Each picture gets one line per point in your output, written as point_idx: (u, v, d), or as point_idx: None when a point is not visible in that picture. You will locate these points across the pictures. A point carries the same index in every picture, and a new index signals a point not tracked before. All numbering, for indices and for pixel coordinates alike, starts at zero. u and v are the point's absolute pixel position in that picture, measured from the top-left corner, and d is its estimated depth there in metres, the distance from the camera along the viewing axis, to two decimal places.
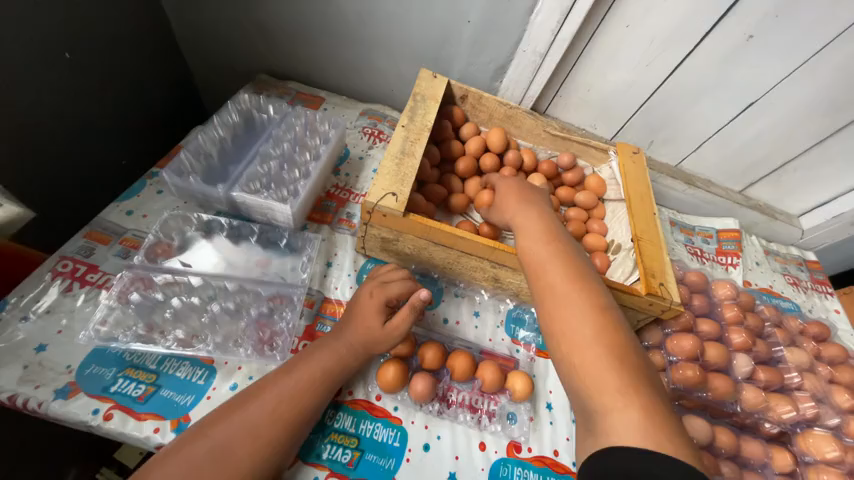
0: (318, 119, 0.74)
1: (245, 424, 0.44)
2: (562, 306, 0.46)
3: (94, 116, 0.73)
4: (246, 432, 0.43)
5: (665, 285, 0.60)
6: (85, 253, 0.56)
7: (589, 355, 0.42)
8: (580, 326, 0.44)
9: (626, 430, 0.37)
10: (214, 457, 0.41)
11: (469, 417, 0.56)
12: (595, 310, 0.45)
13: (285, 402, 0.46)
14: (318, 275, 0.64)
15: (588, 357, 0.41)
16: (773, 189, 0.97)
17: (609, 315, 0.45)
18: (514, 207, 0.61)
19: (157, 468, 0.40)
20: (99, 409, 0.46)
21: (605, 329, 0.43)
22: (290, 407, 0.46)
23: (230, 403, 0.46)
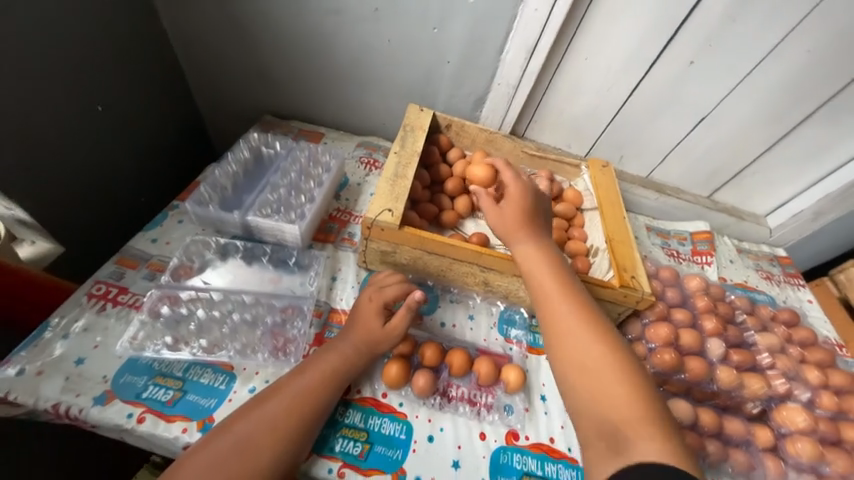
0: (320, 151, 0.83)
1: (264, 420, 0.49)
2: (570, 336, 0.52)
3: (119, 159, 0.83)
4: (265, 427, 0.48)
5: (636, 277, 0.68)
6: (116, 277, 0.62)
7: (601, 378, 0.48)
8: (591, 354, 0.50)
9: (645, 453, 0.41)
10: (237, 451, 0.46)
11: (469, 409, 0.61)
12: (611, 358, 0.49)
13: (299, 399, 0.51)
14: (324, 288, 0.70)
15: (618, 406, 0.45)
16: (737, 192, 1.06)
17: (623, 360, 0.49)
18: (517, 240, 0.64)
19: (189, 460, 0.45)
20: (133, 413, 0.51)
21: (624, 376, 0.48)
22: (303, 405, 0.51)
23: (249, 402, 0.51)
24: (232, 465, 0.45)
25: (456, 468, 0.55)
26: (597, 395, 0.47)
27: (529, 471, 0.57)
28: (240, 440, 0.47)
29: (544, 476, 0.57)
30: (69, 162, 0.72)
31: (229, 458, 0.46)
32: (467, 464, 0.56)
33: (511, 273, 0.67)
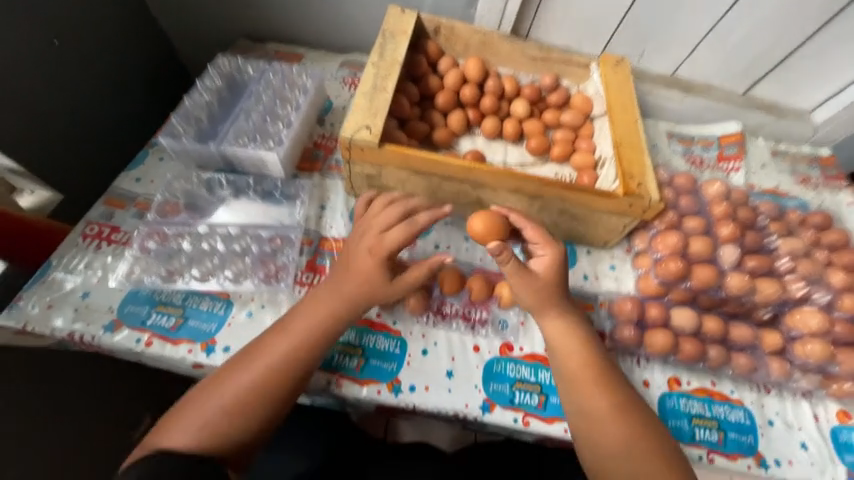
0: (295, 72, 0.76)
1: (249, 381, 0.47)
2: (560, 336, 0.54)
3: (98, 101, 0.78)
4: (250, 386, 0.46)
5: (644, 184, 0.62)
6: (107, 218, 0.63)
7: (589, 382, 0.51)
8: (582, 359, 0.53)
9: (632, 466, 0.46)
10: (225, 411, 0.45)
11: (463, 325, 0.62)
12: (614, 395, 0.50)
13: (284, 358, 0.48)
14: (313, 217, 0.69)
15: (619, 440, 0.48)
16: (780, 85, 0.91)
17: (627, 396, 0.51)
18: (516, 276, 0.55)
19: (199, 399, 0.46)
20: (141, 338, 0.54)
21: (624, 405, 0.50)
22: (289, 363, 0.48)
23: (232, 361, 0.49)
24: (222, 425, 0.44)
25: (449, 377, 0.57)
26: (586, 396, 0.50)
27: (523, 378, 0.59)
28: (227, 401, 0.45)
29: (537, 382, 0.59)
30: (43, 105, 0.68)
31: (217, 418, 0.44)
32: (461, 374, 0.58)
33: (505, 189, 0.63)
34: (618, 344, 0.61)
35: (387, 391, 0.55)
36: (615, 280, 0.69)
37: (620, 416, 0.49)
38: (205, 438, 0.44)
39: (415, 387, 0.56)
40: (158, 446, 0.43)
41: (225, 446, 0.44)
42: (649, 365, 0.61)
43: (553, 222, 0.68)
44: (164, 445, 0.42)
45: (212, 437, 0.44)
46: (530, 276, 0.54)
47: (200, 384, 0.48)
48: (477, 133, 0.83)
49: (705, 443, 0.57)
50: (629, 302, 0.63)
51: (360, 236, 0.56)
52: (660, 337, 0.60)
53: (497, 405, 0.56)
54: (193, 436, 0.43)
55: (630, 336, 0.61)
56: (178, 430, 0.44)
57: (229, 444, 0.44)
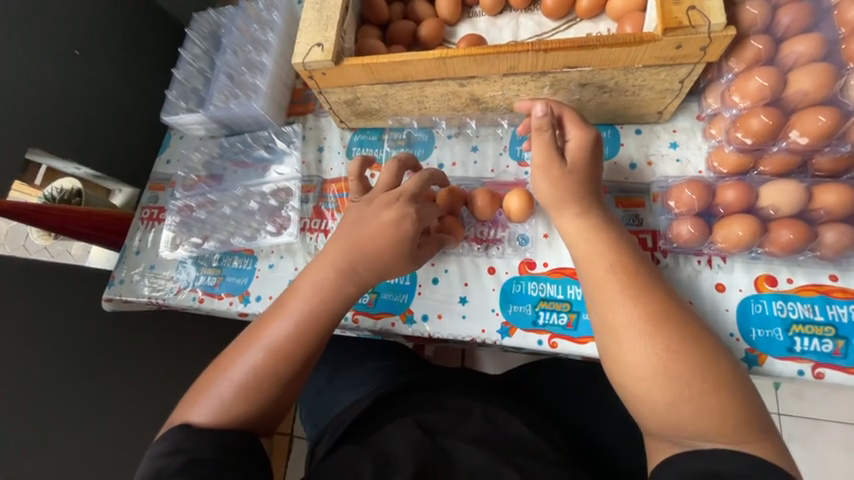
0: (263, 7, 0.70)
1: (255, 362, 0.45)
2: (575, 241, 0.48)
3: (135, 96, 0.85)
4: (257, 368, 0.44)
5: (700, 7, 0.42)
6: (153, 201, 0.72)
7: (613, 296, 0.43)
8: (602, 271, 0.45)
9: (669, 404, 0.38)
10: (237, 392, 0.44)
11: (475, 247, 0.56)
12: (653, 312, 0.41)
13: (288, 339, 0.46)
14: (313, 162, 0.67)
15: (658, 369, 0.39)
16: None
17: (672, 313, 0.41)
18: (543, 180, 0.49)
19: (219, 375, 0.45)
20: (196, 296, 0.64)
21: (661, 324, 0.41)
22: (308, 330, 0.46)
23: (239, 343, 0.47)
24: (236, 406, 0.43)
25: (463, 304, 0.54)
26: (607, 315, 0.43)
27: (547, 297, 0.52)
28: (238, 381, 0.44)
29: (565, 300, 0.51)
30: (88, 113, 0.77)
31: (230, 399, 0.44)
32: (476, 299, 0.54)
33: (498, 73, 0.50)
34: (675, 245, 0.47)
35: (401, 323, 0.55)
36: (677, 161, 0.51)
37: (652, 337, 0.40)
38: (220, 419, 0.43)
39: (428, 317, 0.54)
40: (181, 424, 0.43)
41: (245, 422, 0.44)
42: (726, 265, 0.46)
43: (576, 102, 0.53)
44: (185, 422, 0.43)
45: (229, 413, 0.43)
46: (555, 166, 0.48)
47: (213, 363, 0.47)
48: (477, 13, 0.66)
49: (808, 355, 0.42)
50: (690, 187, 0.47)
51: (368, 206, 0.51)
52: (736, 227, 0.44)
53: (517, 328, 0.51)
54: (211, 415, 0.43)
55: (692, 233, 0.46)
56: (198, 409, 0.44)
57: (243, 421, 0.43)
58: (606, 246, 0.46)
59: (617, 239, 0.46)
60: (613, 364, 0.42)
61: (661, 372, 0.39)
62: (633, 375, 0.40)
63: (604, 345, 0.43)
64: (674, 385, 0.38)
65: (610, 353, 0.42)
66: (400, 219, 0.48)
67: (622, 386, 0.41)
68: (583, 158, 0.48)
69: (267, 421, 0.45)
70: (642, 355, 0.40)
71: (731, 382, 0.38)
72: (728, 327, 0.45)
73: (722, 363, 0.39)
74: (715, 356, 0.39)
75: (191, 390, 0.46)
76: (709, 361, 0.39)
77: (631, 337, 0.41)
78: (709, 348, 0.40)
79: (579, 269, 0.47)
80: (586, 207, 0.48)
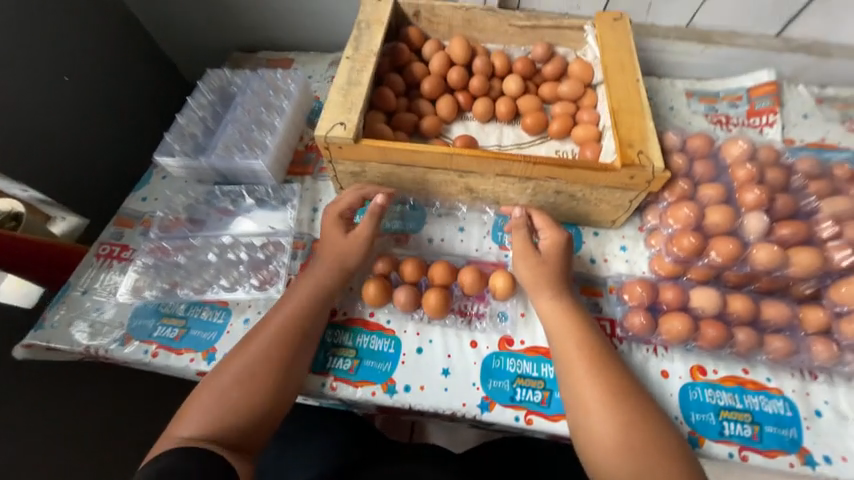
0: (280, 77, 0.76)
1: (243, 374, 0.50)
2: (549, 321, 0.54)
3: (116, 128, 0.83)
4: (244, 378, 0.50)
5: (646, 152, 0.55)
6: (117, 237, 0.67)
7: (582, 374, 0.49)
8: (573, 349, 0.51)
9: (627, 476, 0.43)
10: (227, 404, 0.48)
11: (459, 320, 0.59)
12: (614, 389, 0.47)
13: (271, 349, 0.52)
14: (306, 220, 0.69)
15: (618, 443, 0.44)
16: (822, 19, 0.78)
17: (628, 390, 0.48)
18: (524, 267, 0.57)
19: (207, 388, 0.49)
20: (148, 350, 0.57)
21: (620, 400, 0.47)
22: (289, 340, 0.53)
23: (226, 360, 0.52)
24: (224, 417, 0.48)
25: (445, 376, 0.56)
26: (579, 394, 0.48)
27: (524, 374, 0.55)
28: (227, 391, 0.49)
29: (540, 378, 0.55)
30: (58, 137, 0.73)
31: (218, 411, 0.48)
32: (458, 371, 0.56)
33: (493, 173, 0.59)
34: (629, 333, 0.56)
35: (382, 392, 0.55)
36: (626, 261, 0.62)
37: (613, 412, 0.46)
38: (208, 430, 0.46)
39: (410, 387, 0.55)
40: (170, 441, 0.46)
41: (230, 441, 0.47)
42: (668, 355, 0.55)
43: (550, 204, 0.63)
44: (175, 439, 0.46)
45: (214, 427, 0.47)
46: (533, 258, 0.56)
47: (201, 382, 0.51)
48: (469, 118, 0.78)
49: (735, 438, 0.50)
50: (640, 285, 0.57)
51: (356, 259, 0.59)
52: (676, 323, 0.54)
53: (496, 403, 0.54)
54: (197, 427, 0.47)
55: (643, 323, 0.55)
56: (186, 424, 0.47)
57: (226, 436, 0.47)
58: (578, 328, 0.52)
59: (586, 322, 0.53)
60: (582, 438, 0.47)
61: (623, 447, 0.44)
62: (599, 449, 0.45)
63: (575, 421, 0.48)
64: (633, 456, 0.44)
65: (579, 428, 0.47)
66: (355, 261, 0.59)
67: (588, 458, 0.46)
68: (556, 253, 0.57)
69: (251, 434, 0.48)
70: (605, 427, 0.45)
71: (682, 461, 0.44)
72: (673, 410, 0.52)
73: (666, 431, 0.46)
74: (663, 425, 0.46)
75: (180, 410, 0.49)
76: (659, 432, 0.46)
77: (598, 414, 0.46)
78: (658, 422, 0.46)
79: (552, 346, 0.53)
80: (559, 292, 0.55)
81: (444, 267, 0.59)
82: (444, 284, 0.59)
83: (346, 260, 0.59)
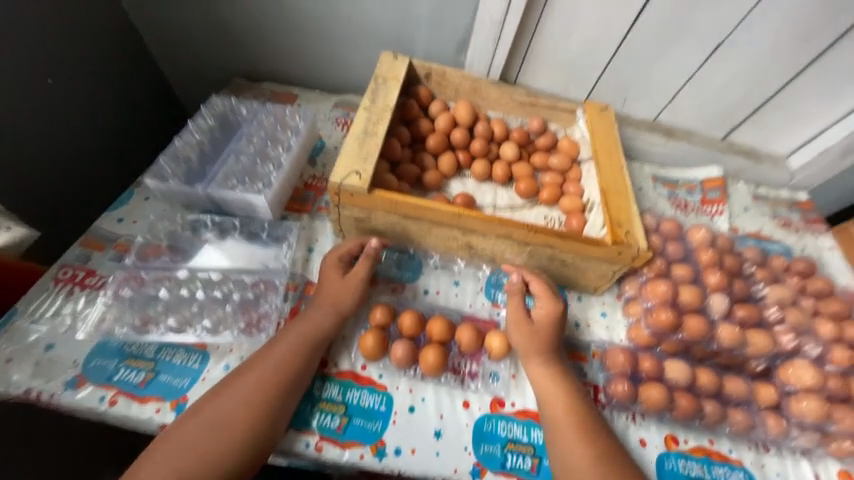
0: (288, 114, 0.76)
1: (215, 421, 0.47)
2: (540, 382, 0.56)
3: (90, 137, 0.77)
4: (215, 427, 0.47)
5: (632, 232, 0.62)
6: (83, 260, 0.60)
7: (570, 433, 0.52)
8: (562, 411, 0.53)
9: None
10: (193, 454, 0.45)
11: (452, 378, 0.59)
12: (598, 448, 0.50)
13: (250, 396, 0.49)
14: (300, 260, 0.67)
15: None
16: (757, 131, 0.94)
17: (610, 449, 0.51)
18: (519, 335, 0.59)
19: (174, 434, 0.46)
20: (106, 396, 0.50)
21: (603, 459, 0.50)
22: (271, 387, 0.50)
23: (195, 405, 0.49)
24: (188, 469, 0.44)
25: (437, 438, 0.54)
26: (566, 455, 0.50)
27: (514, 438, 0.56)
28: (195, 440, 0.46)
29: (530, 443, 0.56)
30: (27, 141, 0.66)
31: (183, 462, 0.44)
32: (449, 433, 0.55)
33: (495, 235, 0.62)
34: (613, 399, 0.59)
35: (371, 455, 0.52)
36: (606, 328, 0.67)
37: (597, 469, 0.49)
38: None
39: (401, 450, 0.53)
40: None
41: None
42: (645, 424, 0.58)
43: (542, 268, 0.67)
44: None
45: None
46: (527, 327, 0.59)
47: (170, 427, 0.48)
48: (467, 176, 0.83)
49: None
50: (621, 354, 0.61)
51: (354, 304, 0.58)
52: (654, 392, 0.58)
53: (487, 470, 0.53)
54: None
55: (625, 391, 0.58)
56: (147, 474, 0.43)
57: None
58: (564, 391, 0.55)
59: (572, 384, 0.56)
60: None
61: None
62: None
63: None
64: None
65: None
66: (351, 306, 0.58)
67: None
68: (549, 324, 0.59)
69: None
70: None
71: None
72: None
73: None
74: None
75: (141, 456, 0.45)
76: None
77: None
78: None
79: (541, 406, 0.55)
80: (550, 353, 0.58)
81: (442, 324, 0.60)
82: (441, 342, 0.59)
83: (345, 308, 0.58)
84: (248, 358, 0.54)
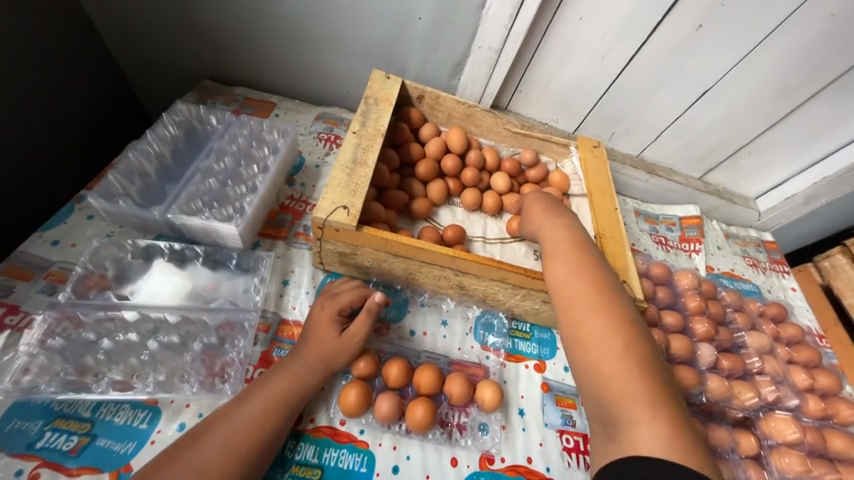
0: (265, 128, 0.69)
1: None
2: (584, 320, 0.46)
3: (20, 137, 0.66)
4: None
5: (628, 281, 0.60)
6: (2, 293, 0.50)
7: (591, 323, 0.46)
8: (602, 335, 0.44)
9: (649, 438, 0.37)
10: None
11: (440, 432, 0.54)
12: (620, 332, 0.44)
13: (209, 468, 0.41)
14: (273, 296, 0.59)
15: (623, 383, 0.41)
16: (730, 174, 0.98)
17: (634, 337, 0.44)
18: (540, 216, 0.62)
19: None
20: (24, 470, 0.41)
21: (626, 342, 0.44)
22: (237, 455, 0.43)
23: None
24: None
25: None
26: (582, 340, 0.46)
27: None
28: None
29: None
30: None
31: None
32: None
33: (490, 277, 0.59)
34: None
35: None
36: None
37: (623, 355, 0.43)
38: None
39: None
40: None
41: None
42: None
43: (535, 310, 0.64)
44: None
45: None
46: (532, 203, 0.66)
47: None
48: (456, 204, 0.79)
49: None
50: None
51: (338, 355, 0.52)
52: None
53: None
54: None
55: None
56: None
57: None
58: (612, 318, 0.45)
59: (625, 312, 0.46)
60: (615, 429, 0.40)
61: (664, 446, 0.37)
62: (636, 444, 0.38)
63: (602, 413, 0.42)
64: (674, 455, 0.36)
65: (607, 420, 0.41)
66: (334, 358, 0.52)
67: (619, 450, 0.39)
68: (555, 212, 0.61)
69: None
70: (610, 364, 0.42)
71: None
72: None
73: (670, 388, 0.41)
74: (667, 385, 0.41)
75: None
76: (699, 439, 0.39)
77: (635, 409, 0.39)
78: (664, 373, 0.42)
79: (571, 333, 0.47)
80: (597, 283, 0.49)
81: (433, 374, 0.55)
82: (430, 393, 0.55)
83: (323, 356, 0.52)
84: (206, 419, 0.46)
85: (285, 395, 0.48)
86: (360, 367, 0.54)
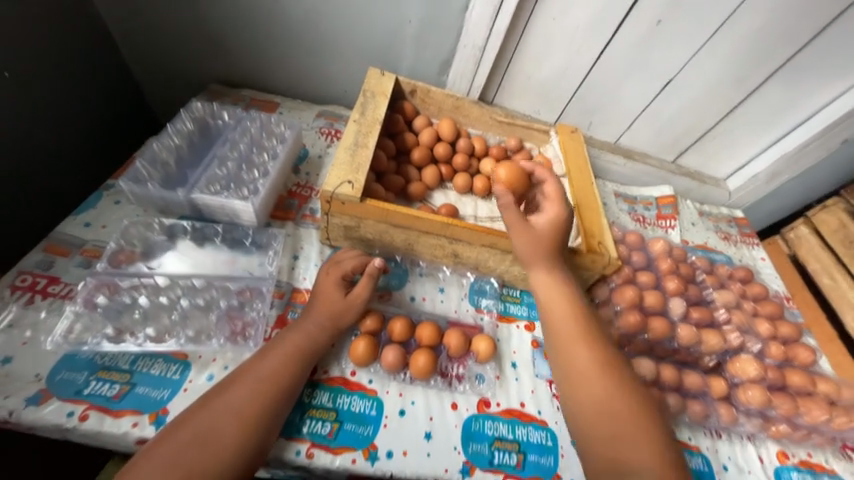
0: (273, 121, 0.76)
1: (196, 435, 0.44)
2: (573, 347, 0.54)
3: (48, 135, 0.73)
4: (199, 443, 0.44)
5: (604, 243, 0.67)
6: (44, 267, 0.56)
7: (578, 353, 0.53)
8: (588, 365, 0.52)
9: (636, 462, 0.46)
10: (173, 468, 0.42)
11: (441, 381, 0.60)
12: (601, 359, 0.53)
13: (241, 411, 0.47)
14: (286, 268, 0.66)
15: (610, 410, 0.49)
16: (700, 156, 1.07)
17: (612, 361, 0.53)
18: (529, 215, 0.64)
19: (156, 450, 0.43)
20: (74, 411, 0.46)
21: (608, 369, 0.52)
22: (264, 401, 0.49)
23: (179, 416, 0.46)
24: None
25: (428, 439, 0.55)
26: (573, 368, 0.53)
27: (501, 436, 0.57)
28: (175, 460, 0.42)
29: (515, 440, 0.57)
30: None
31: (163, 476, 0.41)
32: (440, 434, 0.55)
33: (482, 243, 0.66)
34: None
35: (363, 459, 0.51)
36: None
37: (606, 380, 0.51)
38: None
39: (392, 453, 0.53)
40: None
41: None
42: None
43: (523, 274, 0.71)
44: None
45: None
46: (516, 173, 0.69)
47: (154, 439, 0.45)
48: (449, 187, 0.86)
49: None
50: None
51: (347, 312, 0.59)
52: None
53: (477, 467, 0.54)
54: None
55: None
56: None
57: None
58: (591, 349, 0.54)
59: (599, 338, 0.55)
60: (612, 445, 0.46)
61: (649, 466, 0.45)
62: None
63: None
64: None
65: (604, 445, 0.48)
66: (344, 316, 0.59)
67: None
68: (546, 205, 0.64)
69: None
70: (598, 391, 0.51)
71: None
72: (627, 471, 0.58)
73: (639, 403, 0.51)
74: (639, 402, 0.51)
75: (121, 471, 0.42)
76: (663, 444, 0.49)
77: (622, 428, 0.48)
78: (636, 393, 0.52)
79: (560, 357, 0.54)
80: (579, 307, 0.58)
81: (429, 328, 0.61)
82: (429, 344, 0.61)
83: (335, 313, 0.58)
84: (237, 368, 0.52)
85: (302, 346, 0.54)
86: (365, 324, 0.61)
